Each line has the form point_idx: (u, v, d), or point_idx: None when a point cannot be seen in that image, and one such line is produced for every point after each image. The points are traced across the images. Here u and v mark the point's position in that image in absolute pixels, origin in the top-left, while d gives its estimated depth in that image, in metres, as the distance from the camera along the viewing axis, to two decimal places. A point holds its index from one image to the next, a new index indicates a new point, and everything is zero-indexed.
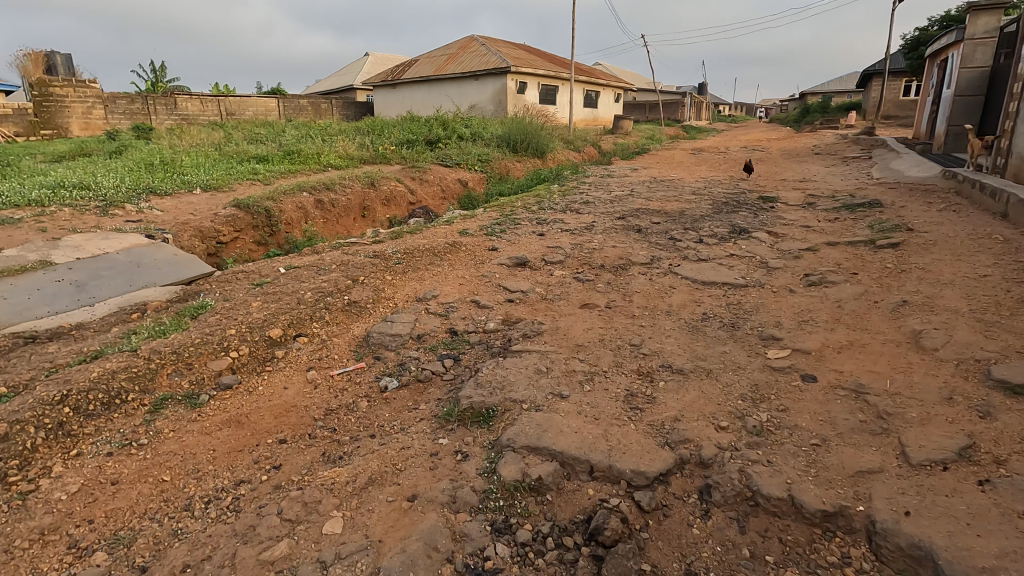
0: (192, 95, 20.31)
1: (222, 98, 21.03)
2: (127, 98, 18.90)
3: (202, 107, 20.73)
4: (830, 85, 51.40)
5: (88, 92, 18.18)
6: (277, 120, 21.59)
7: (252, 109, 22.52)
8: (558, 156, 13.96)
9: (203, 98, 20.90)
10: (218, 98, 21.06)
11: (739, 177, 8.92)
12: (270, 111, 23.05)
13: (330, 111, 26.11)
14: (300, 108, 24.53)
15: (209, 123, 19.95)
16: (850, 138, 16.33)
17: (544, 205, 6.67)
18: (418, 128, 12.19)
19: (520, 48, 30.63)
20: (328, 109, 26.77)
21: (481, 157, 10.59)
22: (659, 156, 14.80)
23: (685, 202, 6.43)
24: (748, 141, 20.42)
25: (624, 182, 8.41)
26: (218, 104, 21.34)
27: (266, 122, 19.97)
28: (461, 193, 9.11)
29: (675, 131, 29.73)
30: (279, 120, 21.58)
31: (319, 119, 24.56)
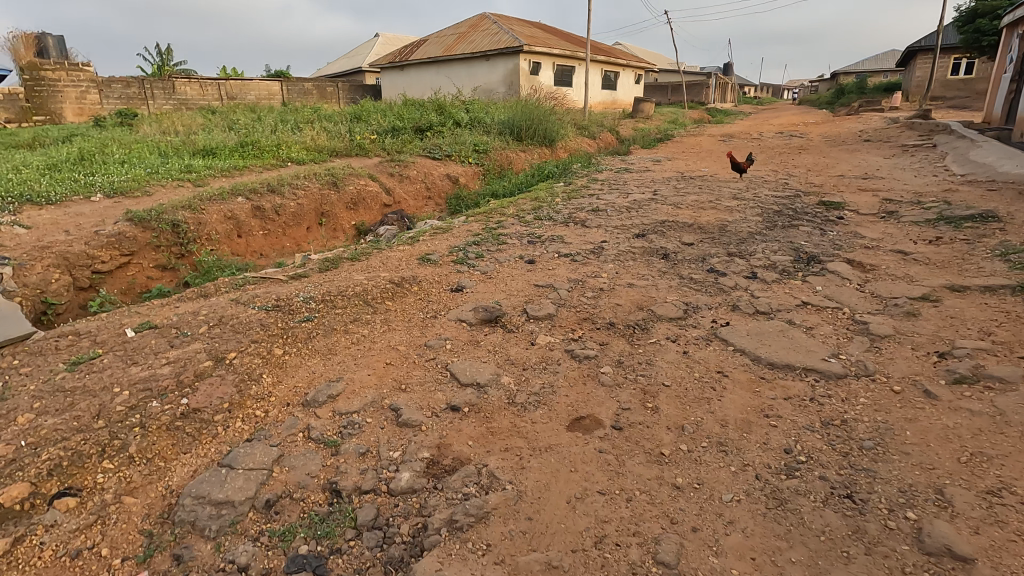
0: (190, 78, 19.11)
1: (221, 81, 19.82)
2: (124, 81, 17.62)
3: (202, 91, 19.56)
4: (865, 64, 48.63)
5: (82, 75, 16.93)
6: (277, 105, 20.29)
7: (253, 92, 21.25)
8: (571, 144, 12.41)
9: (202, 82, 19.68)
10: (216, 82, 19.80)
11: (784, 173, 7.38)
12: (272, 95, 21.79)
13: (335, 95, 24.76)
14: (305, 92, 23.19)
15: (205, 108, 18.73)
16: (903, 123, 14.45)
17: (542, 213, 5.26)
18: (410, 113, 10.76)
19: (534, 26, 28.82)
20: (334, 92, 25.43)
21: (477, 146, 9.15)
22: (685, 143, 13.17)
23: (723, 210, 4.97)
24: (782, 125, 18.67)
25: (644, 179, 6.93)
26: (218, 87, 20.15)
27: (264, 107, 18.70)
28: (450, 192, 7.71)
29: (700, 114, 27.84)
30: (279, 105, 20.27)
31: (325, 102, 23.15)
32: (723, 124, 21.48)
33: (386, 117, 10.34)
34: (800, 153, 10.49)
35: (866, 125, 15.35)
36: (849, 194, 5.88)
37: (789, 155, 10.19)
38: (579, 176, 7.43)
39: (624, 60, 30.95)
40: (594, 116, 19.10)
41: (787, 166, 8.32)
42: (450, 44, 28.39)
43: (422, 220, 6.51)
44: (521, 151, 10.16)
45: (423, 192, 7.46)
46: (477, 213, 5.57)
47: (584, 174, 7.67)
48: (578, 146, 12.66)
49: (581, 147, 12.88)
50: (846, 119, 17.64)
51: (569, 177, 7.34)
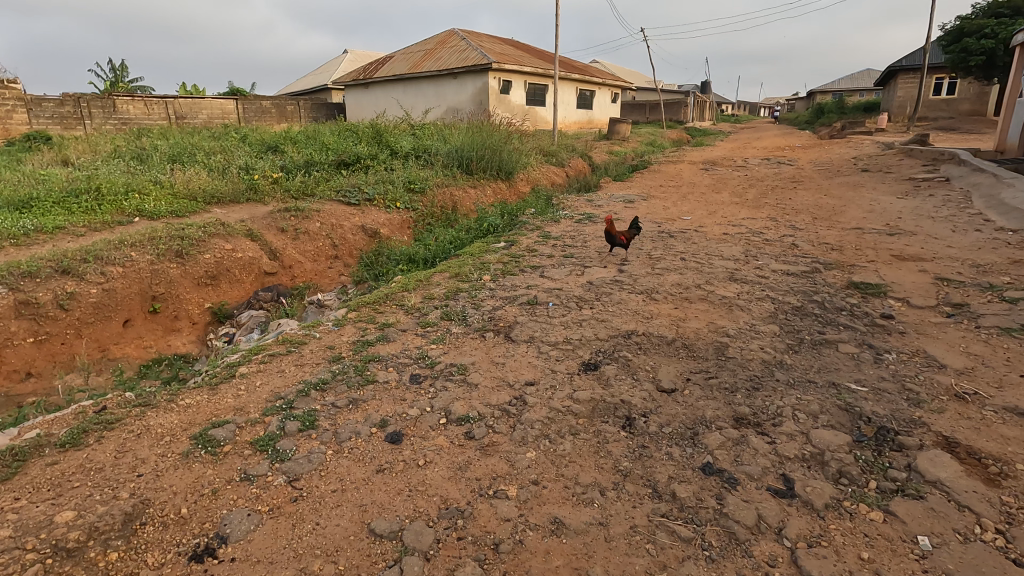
0: (135, 96, 17.34)
1: (169, 100, 18.14)
2: (57, 100, 15.70)
3: (148, 110, 17.77)
4: (840, 84, 48.75)
5: (6, 92, 14.85)
6: (226, 125, 18.57)
7: (206, 112, 19.56)
8: (532, 177, 10.86)
9: (146, 100, 17.88)
10: (162, 101, 18.03)
11: (785, 225, 5.88)
12: (228, 115, 20.15)
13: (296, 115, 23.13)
14: (263, 111, 21.64)
15: (144, 128, 16.90)
16: (899, 150, 13.20)
17: (454, 307, 3.60)
18: (340, 141, 9.12)
19: (506, 44, 27.66)
20: (294, 111, 23.75)
21: (411, 185, 7.55)
22: (663, 174, 11.70)
23: (718, 309, 3.36)
24: (766, 148, 17.52)
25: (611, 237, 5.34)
26: (165, 106, 18.37)
27: (207, 128, 16.98)
28: (365, 249, 6.05)
29: (680, 134, 26.78)
30: (228, 125, 18.56)
31: (285, 122, 21.54)
32: (703, 147, 20.25)
33: (309, 147, 8.67)
34: (796, 189, 9.06)
35: (857, 151, 14.12)
36: (882, 264, 4.34)
37: (783, 192, 8.75)
38: (528, 230, 5.85)
39: (600, 78, 29.83)
40: (566, 140, 17.69)
41: (786, 212, 6.83)
42: (417, 62, 26.91)
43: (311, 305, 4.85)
44: (469, 190, 8.57)
45: (328, 252, 5.79)
46: (369, 298, 3.90)
47: (536, 225, 6.09)
48: (541, 180, 11.12)
49: (545, 181, 11.32)
50: (834, 143, 16.44)
51: (516, 232, 5.76)
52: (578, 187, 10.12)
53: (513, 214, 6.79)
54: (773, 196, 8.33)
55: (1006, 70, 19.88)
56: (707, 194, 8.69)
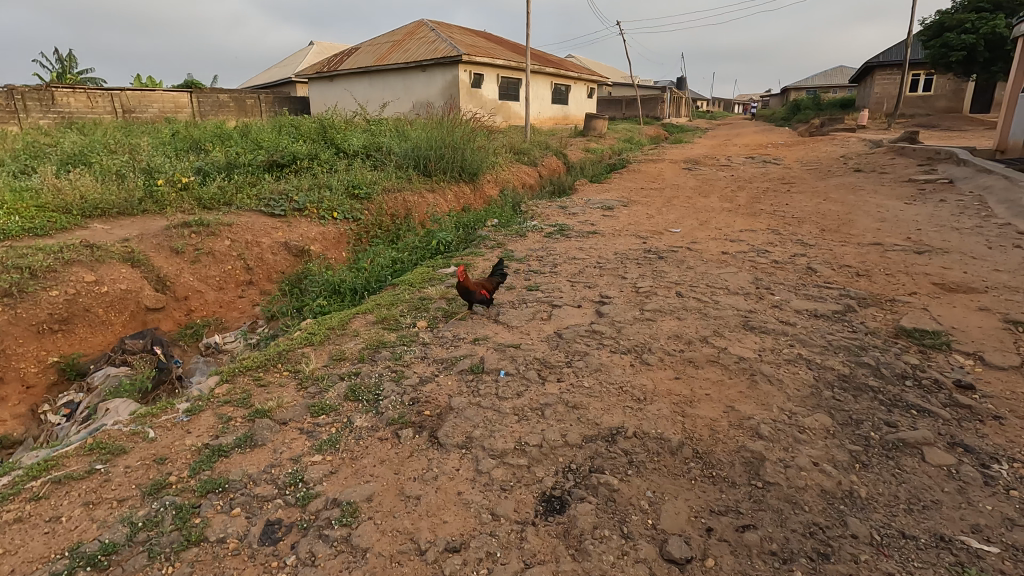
0: (75, 87, 15.78)
1: (114, 92, 16.69)
2: None
3: (91, 103, 16.23)
4: (814, 81, 48.83)
5: None
6: (176, 119, 17.14)
7: (158, 104, 18.12)
8: (499, 180, 9.85)
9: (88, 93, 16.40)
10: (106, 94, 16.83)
11: (791, 240, 4.98)
12: (180, 108, 18.68)
13: (255, 109, 21.70)
14: (220, 104, 20.20)
15: (84, 121, 15.41)
16: (888, 148, 12.51)
17: (366, 377, 2.56)
18: (278, 138, 7.98)
19: (478, 35, 26.56)
20: (254, 105, 22.33)
21: (353, 190, 6.47)
22: (643, 175, 10.78)
23: (735, 383, 2.40)
24: (748, 146, 16.82)
25: (586, 259, 4.37)
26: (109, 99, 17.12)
27: (152, 122, 15.57)
28: (289, 272, 4.98)
29: (657, 130, 26.06)
30: (178, 119, 17.14)
31: (243, 116, 20.13)
32: (683, 144, 19.51)
33: (239, 145, 7.51)
34: (789, 192, 8.23)
35: (844, 149, 13.42)
36: (927, 298, 3.43)
37: (775, 196, 7.91)
38: (487, 248, 4.84)
39: (575, 72, 28.90)
40: (539, 136, 16.71)
41: (787, 221, 5.95)
42: (383, 54, 25.60)
43: (195, 363, 3.76)
44: (425, 196, 7.53)
45: (239, 277, 4.72)
46: (254, 358, 2.84)
47: (497, 240, 5.10)
48: (510, 181, 10.11)
49: (513, 182, 10.31)
50: (818, 140, 15.80)
51: (471, 250, 4.75)
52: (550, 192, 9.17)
53: (471, 224, 5.78)
54: (766, 200, 7.47)
55: (986, 66, 19.53)
56: (691, 198, 7.80)
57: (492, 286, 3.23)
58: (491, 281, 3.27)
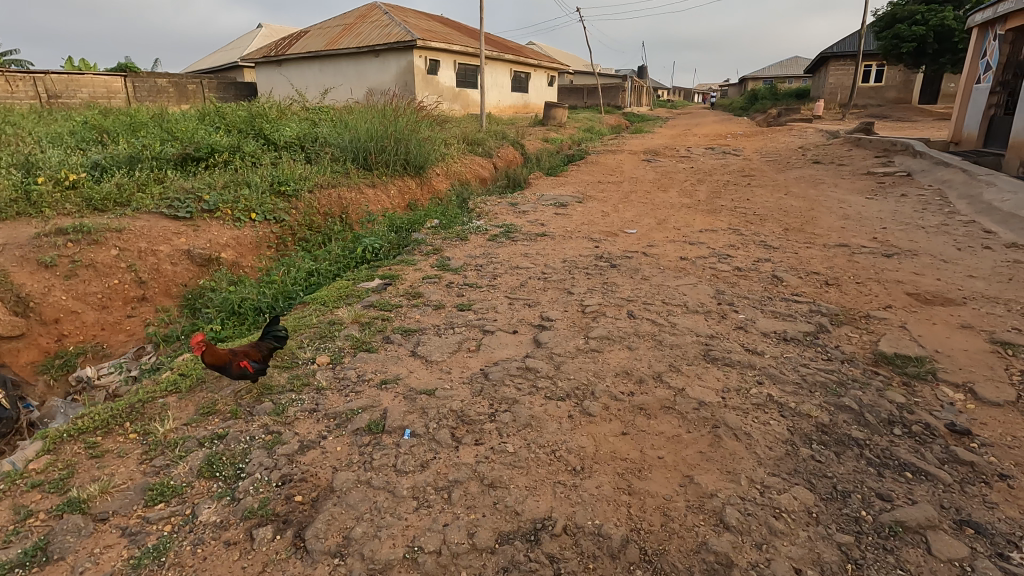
0: None
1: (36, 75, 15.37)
2: None
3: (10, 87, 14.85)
4: (770, 71, 49.60)
5: None
6: (106, 106, 15.91)
7: (88, 88, 16.83)
8: (450, 173, 9.28)
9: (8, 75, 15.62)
10: (31, 78, 15.90)
11: (754, 242, 4.61)
12: (113, 93, 17.45)
13: (198, 95, 20.47)
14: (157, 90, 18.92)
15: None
16: (845, 139, 12.44)
17: (232, 441, 1.99)
18: (199, 127, 7.20)
19: (434, 20, 25.65)
20: (195, 91, 21.06)
21: (279, 187, 5.82)
22: (601, 167, 10.37)
23: (694, 439, 1.94)
24: (707, 136, 16.67)
25: (530, 267, 3.88)
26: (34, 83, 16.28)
27: (77, 108, 14.35)
28: (192, 284, 4.33)
29: (618, 119, 25.81)
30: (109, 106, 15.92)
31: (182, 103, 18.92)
32: (643, 133, 19.27)
33: (152, 135, 6.71)
34: (749, 186, 7.94)
35: (802, 140, 13.32)
36: (904, 313, 3.06)
37: (735, 190, 7.61)
38: (421, 254, 4.30)
39: (535, 60, 28.31)
40: (497, 126, 16.14)
41: (748, 220, 5.60)
42: (334, 38, 24.46)
43: (57, 407, 3.14)
44: (364, 193, 6.91)
45: (128, 293, 4.04)
46: (98, 412, 2.24)
47: (433, 245, 4.56)
48: (461, 174, 9.55)
49: (465, 175, 9.74)
50: (776, 130, 15.75)
51: (401, 258, 4.20)
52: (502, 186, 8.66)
53: (408, 224, 5.22)
54: (726, 196, 7.14)
55: (935, 57, 19.89)
56: (649, 193, 7.41)
57: (261, 354, 2.36)
58: (260, 347, 2.39)
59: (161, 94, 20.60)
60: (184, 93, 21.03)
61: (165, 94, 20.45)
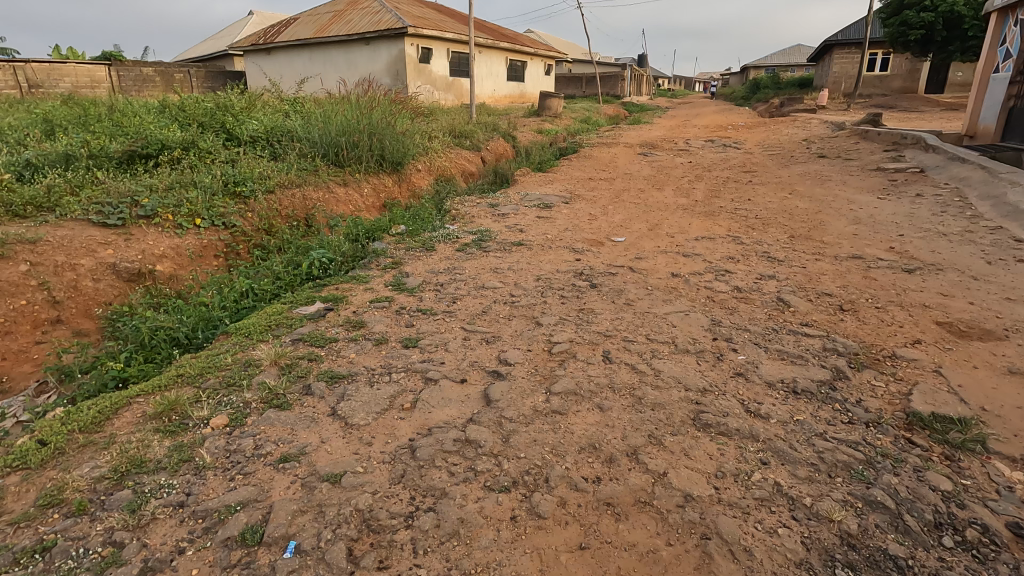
0: None
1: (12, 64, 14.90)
2: None
3: None
4: (772, 59, 48.73)
5: None
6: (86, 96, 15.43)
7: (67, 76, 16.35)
8: (432, 170, 8.76)
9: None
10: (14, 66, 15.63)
11: (756, 254, 4.09)
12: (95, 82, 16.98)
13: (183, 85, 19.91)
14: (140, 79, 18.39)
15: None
16: (851, 132, 11.86)
17: (58, 558, 1.48)
18: (156, 121, 6.67)
19: (427, 7, 24.94)
20: (182, 81, 20.55)
21: (234, 188, 5.37)
22: (595, 161, 9.84)
23: (675, 562, 1.43)
24: (708, 127, 16.12)
25: (497, 287, 3.37)
26: (16, 72, 15.95)
27: (55, 99, 13.87)
28: (117, 303, 3.82)
29: (616, 109, 25.18)
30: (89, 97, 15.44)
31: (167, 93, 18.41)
32: (642, 124, 18.70)
33: (101, 129, 6.18)
34: (750, 183, 7.42)
35: (807, 132, 12.73)
36: (936, 352, 2.55)
37: (735, 188, 7.09)
38: (377, 270, 3.80)
39: (531, 48, 27.59)
40: (489, 117, 15.56)
41: (748, 224, 5.09)
42: (324, 25, 23.79)
43: None
44: (333, 192, 6.44)
45: (40, 315, 3.53)
46: None
47: (393, 256, 4.05)
48: (445, 171, 9.04)
49: (449, 170, 9.22)
50: (779, 122, 15.18)
51: (353, 273, 3.70)
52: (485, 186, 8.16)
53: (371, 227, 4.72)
54: (726, 195, 6.61)
55: (943, 45, 19.23)
56: (643, 192, 6.89)
57: None
58: None
59: (147, 84, 20.09)
60: (169, 82, 20.50)
61: (150, 83, 19.94)
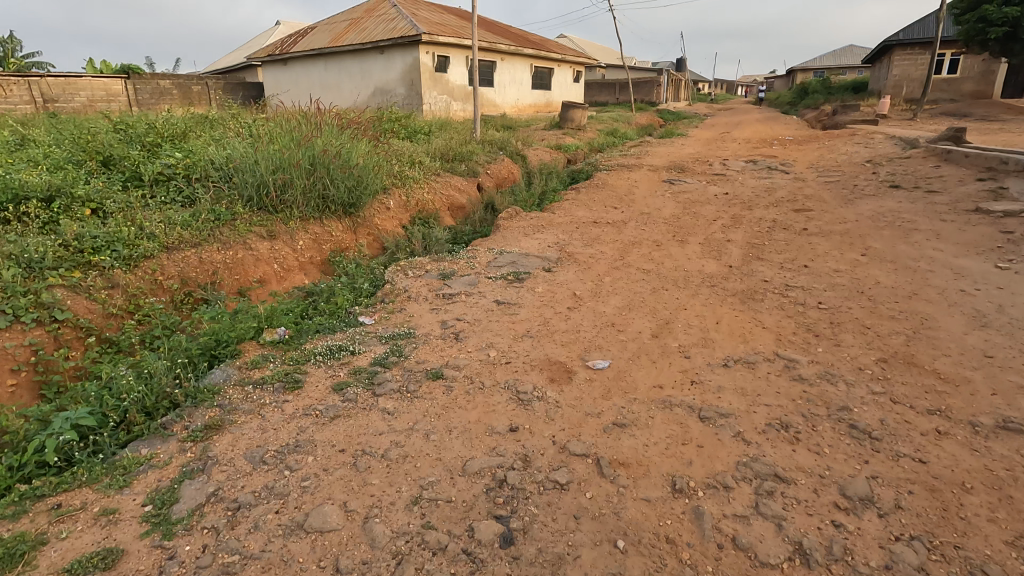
0: None
1: None
2: None
3: None
4: (820, 61, 45.85)
5: None
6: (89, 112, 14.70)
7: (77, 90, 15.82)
8: (400, 210, 7.30)
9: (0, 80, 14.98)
10: (25, 82, 14.98)
11: (827, 417, 2.38)
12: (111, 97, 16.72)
13: (197, 98, 19.22)
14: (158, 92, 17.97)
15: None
16: (928, 152, 9.80)
17: None
18: (44, 156, 5.39)
19: (449, 13, 23.76)
20: (199, 93, 19.92)
21: (88, 257, 4.01)
22: (609, 191, 8.20)
23: None
24: (749, 141, 14.24)
25: (330, 525, 1.79)
26: (28, 87, 15.31)
27: (45, 115, 13.05)
28: None
29: (649, 118, 23.39)
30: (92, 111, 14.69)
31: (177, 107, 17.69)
32: (675, 137, 16.91)
33: None
34: (804, 232, 5.65)
35: (869, 151, 10.71)
36: None
37: (783, 243, 5.31)
38: (172, 444, 2.28)
39: (558, 54, 25.99)
40: (501, 133, 14.07)
41: (808, 326, 3.35)
42: (339, 33, 22.79)
43: None
44: (250, 249, 5.03)
45: None
46: None
47: (219, 406, 2.52)
48: (419, 210, 7.57)
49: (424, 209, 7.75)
50: (833, 136, 13.20)
51: (117, 457, 2.18)
52: (458, 237, 6.68)
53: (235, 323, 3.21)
54: (770, 256, 4.86)
55: None
56: (658, 248, 5.20)
57: None
58: None
59: (164, 97, 19.21)
60: (186, 95, 19.70)
61: (166, 96, 19.16)
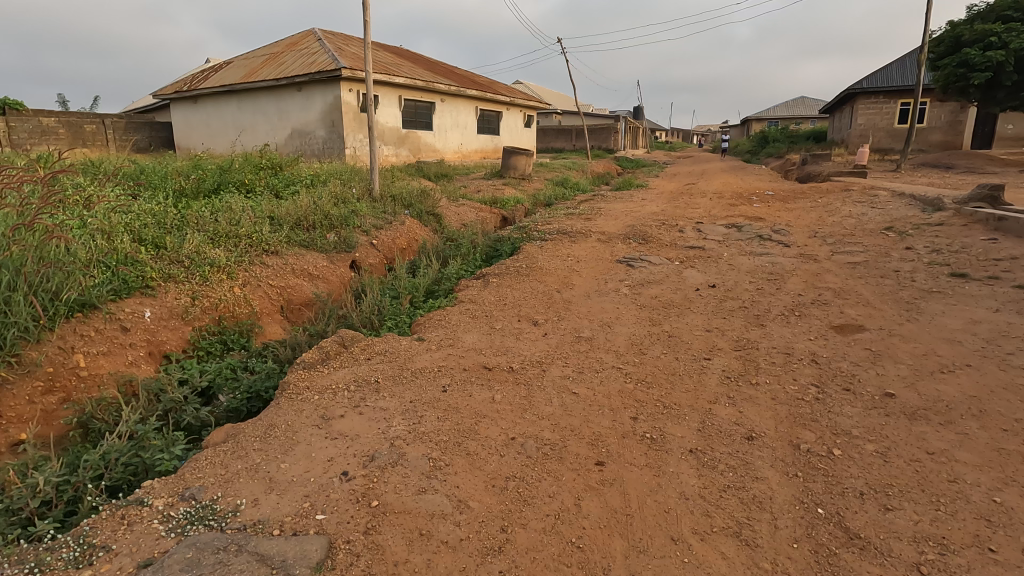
0: None
1: None
2: None
3: None
4: (774, 111, 45.83)
5: None
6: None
7: None
8: (152, 326, 4.18)
9: None
10: None
11: None
12: None
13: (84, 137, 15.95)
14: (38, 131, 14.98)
15: None
16: (965, 217, 7.38)
17: None
18: None
19: (383, 50, 21.40)
20: (96, 131, 16.67)
21: None
22: (536, 280, 5.34)
23: None
24: (720, 196, 11.87)
25: None
26: None
27: None
28: None
29: (607, 166, 21.23)
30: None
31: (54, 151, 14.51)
32: (634, 189, 14.53)
33: None
34: (892, 408, 2.80)
35: (880, 214, 8.29)
36: None
37: (870, 453, 2.42)
38: None
39: (505, 96, 23.82)
40: (421, 185, 11.30)
41: None
42: (254, 68, 19.97)
43: None
44: None
45: None
46: None
47: None
48: (194, 328, 4.47)
49: (214, 323, 4.66)
50: (820, 191, 10.92)
51: None
52: (229, 403, 3.62)
53: None
54: (874, 530, 1.93)
55: (1015, 90, 15.26)
56: (600, 483, 2.22)
57: None
58: None
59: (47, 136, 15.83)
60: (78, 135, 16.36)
61: (50, 135, 15.84)
